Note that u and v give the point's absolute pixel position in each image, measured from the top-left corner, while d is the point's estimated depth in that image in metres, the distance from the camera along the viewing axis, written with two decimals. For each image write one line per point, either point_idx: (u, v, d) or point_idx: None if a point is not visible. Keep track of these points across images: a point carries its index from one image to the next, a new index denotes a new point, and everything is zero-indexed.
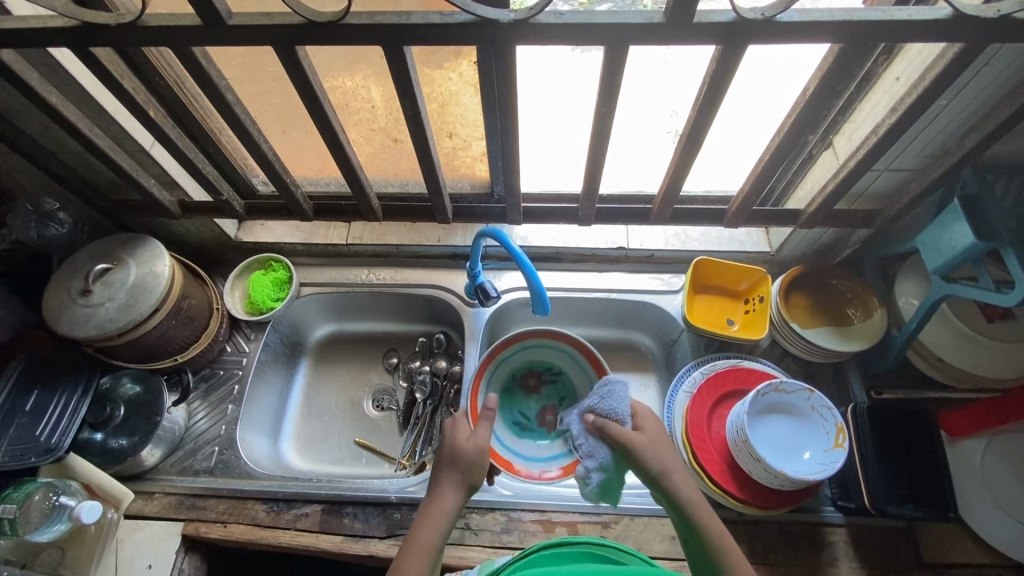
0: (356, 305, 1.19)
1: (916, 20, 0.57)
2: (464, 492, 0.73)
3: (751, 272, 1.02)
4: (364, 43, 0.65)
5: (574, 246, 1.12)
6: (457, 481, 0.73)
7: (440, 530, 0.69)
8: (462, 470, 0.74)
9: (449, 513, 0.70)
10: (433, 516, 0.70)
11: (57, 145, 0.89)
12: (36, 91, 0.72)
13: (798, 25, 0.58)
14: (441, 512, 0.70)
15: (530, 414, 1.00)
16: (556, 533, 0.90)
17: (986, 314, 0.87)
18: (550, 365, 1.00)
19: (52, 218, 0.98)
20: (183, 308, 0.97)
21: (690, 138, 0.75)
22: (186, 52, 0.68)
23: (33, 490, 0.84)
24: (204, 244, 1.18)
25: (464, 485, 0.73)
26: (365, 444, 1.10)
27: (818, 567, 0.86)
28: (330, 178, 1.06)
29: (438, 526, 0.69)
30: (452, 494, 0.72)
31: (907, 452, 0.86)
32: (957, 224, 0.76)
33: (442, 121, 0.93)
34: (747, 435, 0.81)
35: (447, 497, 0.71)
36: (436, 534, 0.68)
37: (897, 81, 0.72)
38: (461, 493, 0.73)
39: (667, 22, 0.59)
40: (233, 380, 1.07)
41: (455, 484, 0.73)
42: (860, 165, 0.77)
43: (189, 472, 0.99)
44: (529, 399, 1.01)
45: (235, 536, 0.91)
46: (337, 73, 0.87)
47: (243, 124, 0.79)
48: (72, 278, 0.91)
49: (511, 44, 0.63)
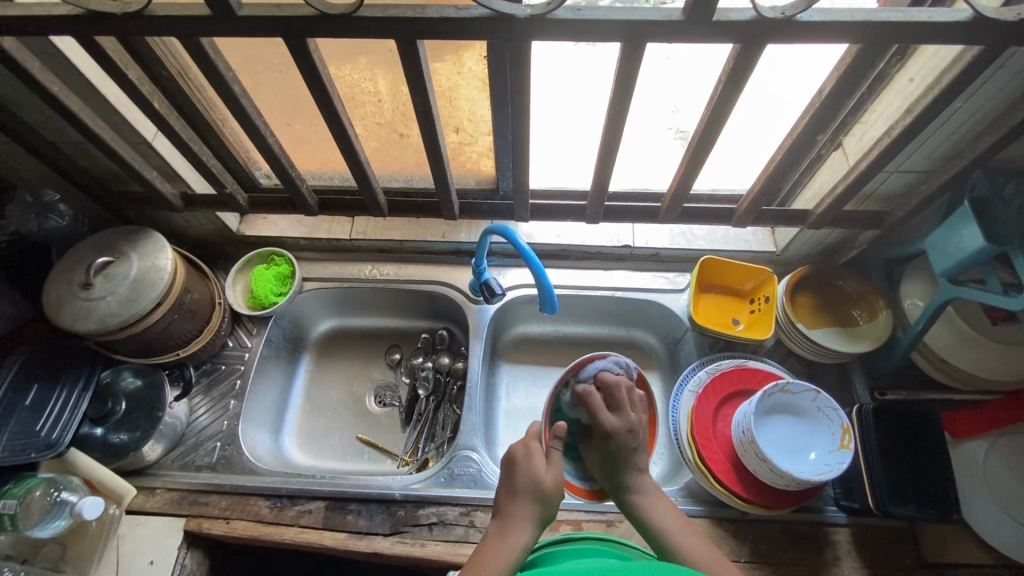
0: (358, 301, 1.18)
1: (936, 22, 0.56)
2: (536, 526, 0.72)
3: (758, 272, 1.01)
4: (377, 36, 0.64)
5: (579, 244, 1.12)
6: (531, 512, 0.73)
7: (514, 560, 0.67)
8: (536, 500, 0.74)
9: (523, 545, 0.69)
10: (507, 540, 0.70)
11: (58, 136, 0.88)
12: (38, 80, 0.71)
13: (819, 25, 0.57)
14: (516, 542, 0.69)
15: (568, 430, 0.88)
16: (561, 532, 0.89)
17: (991, 316, 0.87)
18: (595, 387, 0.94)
19: (53, 210, 0.97)
20: (185, 303, 0.96)
21: (703, 136, 0.75)
22: (193, 42, 0.67)
23: (33, 486, 0.83)
24: (205, 238, 1.17)
25: (536, 517, 0.73)
26: (367, 440, 1.10)
27: (822, 566, 0.86)
28: (334, 172, 1.05)
29: (515, 548, 0.68)
30: (525, 526, 0.71)
31: (911, 453, 0.86)
32: (966, 227, 0.76)
33: (450, 115, 0.92)
34: (754, 436, 0.81)
35: (521, 527, 0.71)
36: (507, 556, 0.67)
37: (911, 83, 0.72)
38: (534, 524, 0.72)
39: (686, 20, 0.58)
40: (235, 375, 1.06)
41: (528, 513, 0.73)
42: (871, 167, 0.77)
43: (191, 468, 0.98)
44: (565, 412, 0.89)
45: (238, 532, 0.91)
46: (345, 66, 0.86)
47: (250, 117, 0.78)
48: (73, 271, 0.90)
49: (527, 40, 0.62)
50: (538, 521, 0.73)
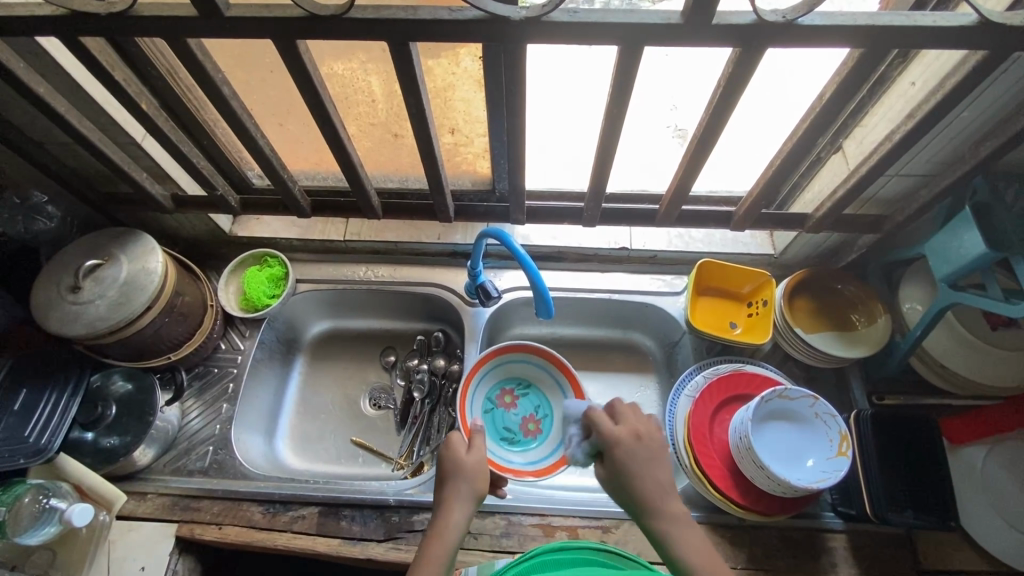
0: (352, 302, 1.17)
1: (941, 26, 0.55)
2: (473, 505, 0.67)
3: (756, 275, 1.01)
4: (369, 38, 0.63)
5: (576, 246, 1.11)
6: (463, 492, 0.67)
7: (451, 546, 0.63)
8: (467, 482, 0.68)
9: (458, 527, 0.65)
10: (442, 528, 0.65)
11: (45, 136, 0.86)
12: (21, 80, 0.69)
13: (821, 29, 0.56)
14: (451, 526, 0.65)
15: (511, 425, 1.05)
16: (556, 538, 0.89)
17: (991, 322, 0.87)
18: (517, 380, 1.08)
19: (41, 211, 0.95)
20: (177, 306, 0.94)
21: (703, 139, 0.74)
22: (180, 43, 0.65)
23: (21, 493, 0.82)
24: (197, 239, 1.15)
25: (470, 498, 0.67)
26: (361, 442, 1.09)
27: (818, 572, 0.86)
28: (328, 172, 1.03)
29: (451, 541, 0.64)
30: (458, 508, 0.66)
31: (909, 460, 0.85)
32: (967, 233, 0.75)
33: (445, 116, 0.90)
34: (751, 443, 0.80)
35: (454, 512, 0.66)
36: (444, 547, 0.63)
37: (913, 86, 0.71)
38: (471, 504, 0.67)
39: (685, 23, 0.57)
40: (227, 378, 1.05)
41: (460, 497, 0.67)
42: (872, 172, 0.76)
43: (182, 472, 0.97)
44: (507, 415, 1.05)
45: (230, 538, 0.90)
46: (337, 65, 0.84)
47: (240, 119, 0.77)
48: (61, 275, 0.88)
49: (521, 42, 0.60)
50: (475, 500, 0.68)
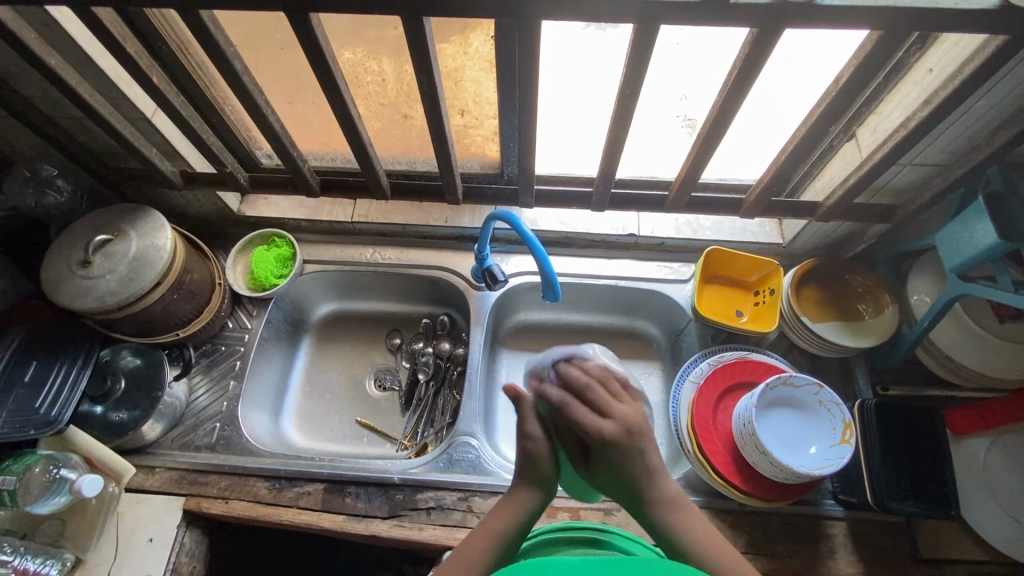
0: (360, 284, 1.18)
1: (962, 9, 0.54)
2: (537, 492, 0.63)
3: (763, 264, 1.01)
4: (383, 12, 0.62)
5: (584, 232, 1.11)
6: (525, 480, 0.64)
7: (507, 526, 0.61)
8: (532, 481, 0.64)
9: (518, 509, 0.62)
10: (504, 509, 0.62)
11: (55, 110, 0.86)
12: (33, 52, 0.69)
13: (839, 9, 0.55)
14: (511, 506, 0.62)
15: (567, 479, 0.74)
16: (558, 519, 0.90)
17: (998, 314, 0.86)
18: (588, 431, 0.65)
19: (50, 184, 0.96)
20: (185, 283, 0.95)
21: (715, 123, 0.74)
22: (193, 15, 0.65)
23: (32, 463, 0.83)
24: (205, 217, 1.15)
25: (535, 491, 0.63)
26: (366, 423, 1.10)
27: (818, 557, 0.86)
28: (336, 153, 1.03)
29: (503, 523, 0.61)
30: (525, 494, 0.63)
31: (912, 449, 0.86)
32: (980, 223, 0.75)
33: (455, 97, 0.89)
34: (754, 429, 0.81)
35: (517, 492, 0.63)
36: (500, 526, 0.61)
37: (931, 73, 0.70)
38: (531, 494, 0.63)
39: (702, 3, 0.56)
40: (234, 356, 1.06)
41: (523, 484, 0.64)
42: (885, 159, 0.75)
43: (190, 447, 0.98)
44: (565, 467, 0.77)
45: (236, 512, 0.91)
46: (348, 43, 0.83)
47: (250, 93, 0.76)
48: (70, 249, 0.89)
49: (535, 19, 0.60)
50: (538, 489, 0.64)
